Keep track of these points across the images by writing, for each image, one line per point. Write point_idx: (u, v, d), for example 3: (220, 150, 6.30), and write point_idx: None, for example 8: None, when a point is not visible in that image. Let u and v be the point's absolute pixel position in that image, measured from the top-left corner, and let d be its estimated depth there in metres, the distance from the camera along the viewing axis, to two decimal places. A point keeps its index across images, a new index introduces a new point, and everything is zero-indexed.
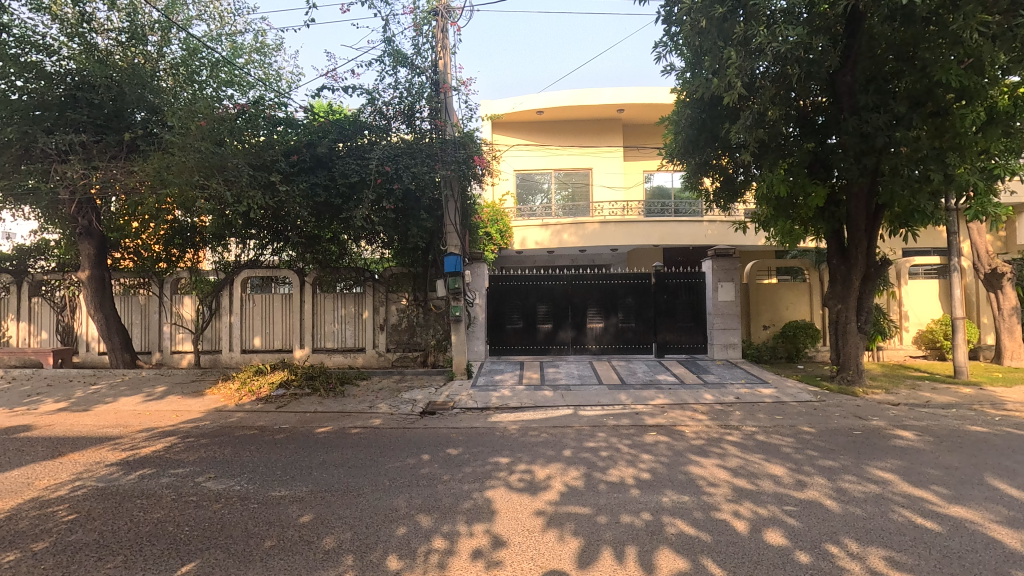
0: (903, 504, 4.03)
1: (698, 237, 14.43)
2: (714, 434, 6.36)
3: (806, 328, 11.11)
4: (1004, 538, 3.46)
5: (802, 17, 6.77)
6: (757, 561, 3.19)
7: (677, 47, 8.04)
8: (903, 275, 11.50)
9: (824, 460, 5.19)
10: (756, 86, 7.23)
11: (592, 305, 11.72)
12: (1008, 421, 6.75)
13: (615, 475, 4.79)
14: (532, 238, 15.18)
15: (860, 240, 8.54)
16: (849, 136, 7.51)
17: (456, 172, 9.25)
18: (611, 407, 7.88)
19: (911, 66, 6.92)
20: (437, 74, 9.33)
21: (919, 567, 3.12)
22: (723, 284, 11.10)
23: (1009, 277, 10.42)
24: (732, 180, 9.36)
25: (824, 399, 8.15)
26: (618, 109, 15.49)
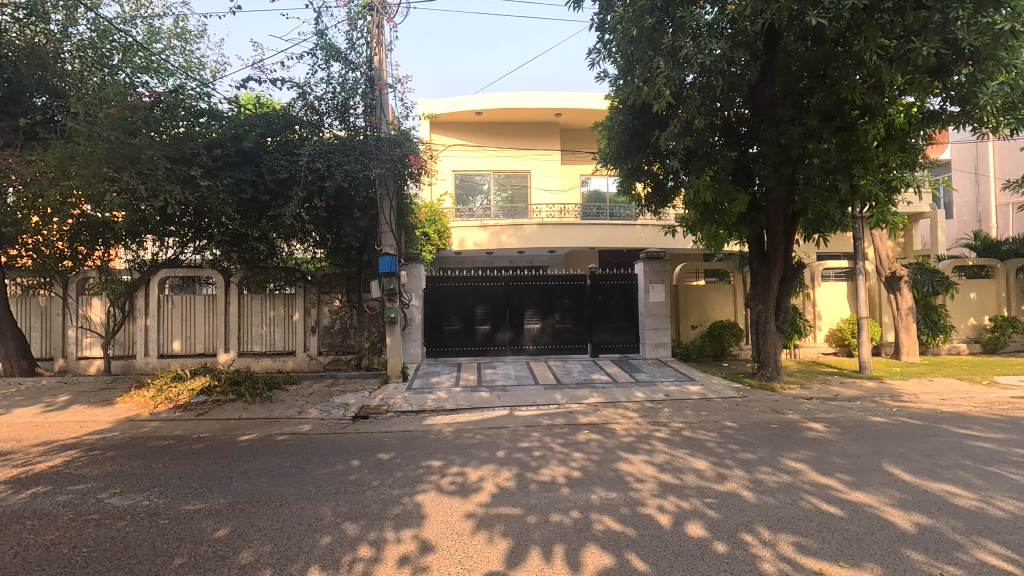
0: (811, 492, 4.32)
1: (632, 240, 14.89)
2: (644, 430, 6.57)
3: (731, 328, 11.69)
4: (897, 519, 3.77)
5: (727, 32, 7.14)
6: (678, 554, 3.31)
7: (610, 54, 8.26)
8: (817, 278, 12.32)
9: (743, 454, 5.47)
10: (684, 95, 7.58)
11: (530, 306, 11.82)
12: (904, 412, 7.38)
13: (547, 475, 4.85)
14: (470, 238, 15.11)
15: (779, 244, 9.11)
16: (768, 146, 8.03)
17: (391, 170, 9.07)
18: (546, 407, 7.96)
19: (822, 83, 7.45)
20: (372, 70, 9.14)
21: (823, 550, 3.33)
22: (655, 285, 11.49)
23: (906, 280, 11.39)
24: (663, 185, 9.68)
25: (745, 395, 8.61)
26: (556, 113, 15.75)
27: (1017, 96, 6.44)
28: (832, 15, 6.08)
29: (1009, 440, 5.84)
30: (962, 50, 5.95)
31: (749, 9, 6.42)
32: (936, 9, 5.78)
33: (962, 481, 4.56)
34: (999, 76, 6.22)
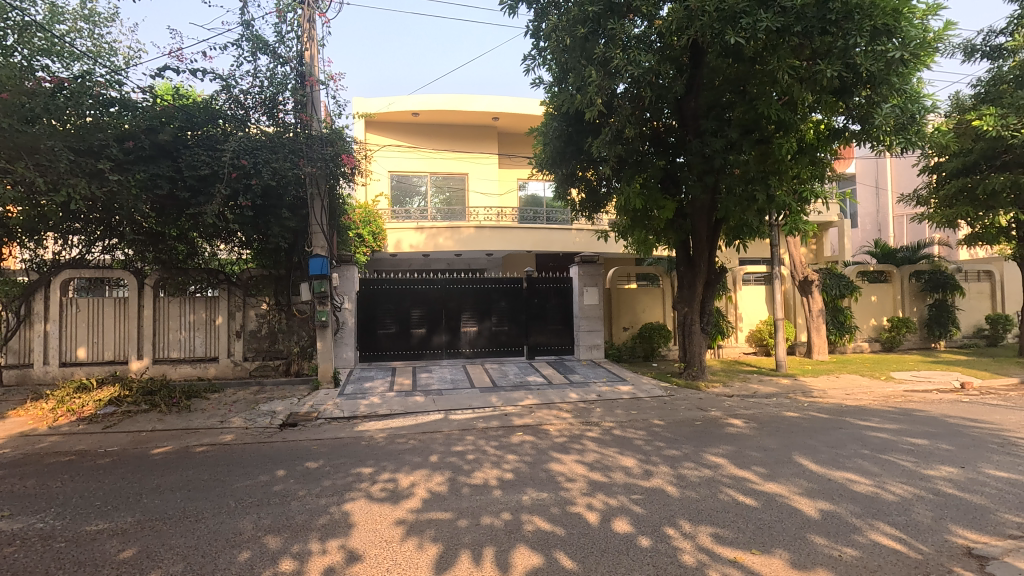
0: (730, 485, 4.56)
1: (567, 244, 15.21)
2: (576, 431, 6.71)
3: (660, 329, 12.16)
4: (804, 507, 4.06)
5: (656, 46, 7.42)
6: (604, 550, 3.40)
7: (545, 61, 8.40)
8: (738, 282, 13.04)
9: (669, 450, 5.70)
10: (615, 105, 7.85)
11: (467, 309, 11.79)
12: (814, 407, 7.96)
13: (479, 478, 4.85)
14: (407, 241, 14.91)
15: (704, 249, 9.56)
16: (694, 156, 8.46)
17: (323, 169, 8.81)
18: (481, 410, 7.96)
19: (742, 98, 7.90)
20: (303, 66, 8.88)
21: (738, 540, 3.53)
22: (588, 288, 11.79)
23: (817, 284, 12.25)
24: (596, 191, 9.90)
25: (673, 394, 8.98)
26: (493, 117, 15.82)
27: (906, 117, 6.91)
28: (749, 35, 6.44)
29: (902, 430, 6.42)
30: (861, 73, 6.50)
31: (675, 24, 6.73)
32: (838, 35, 6.31)
33: (861, 468, 4.97)
34: (892, 100, 6.84)
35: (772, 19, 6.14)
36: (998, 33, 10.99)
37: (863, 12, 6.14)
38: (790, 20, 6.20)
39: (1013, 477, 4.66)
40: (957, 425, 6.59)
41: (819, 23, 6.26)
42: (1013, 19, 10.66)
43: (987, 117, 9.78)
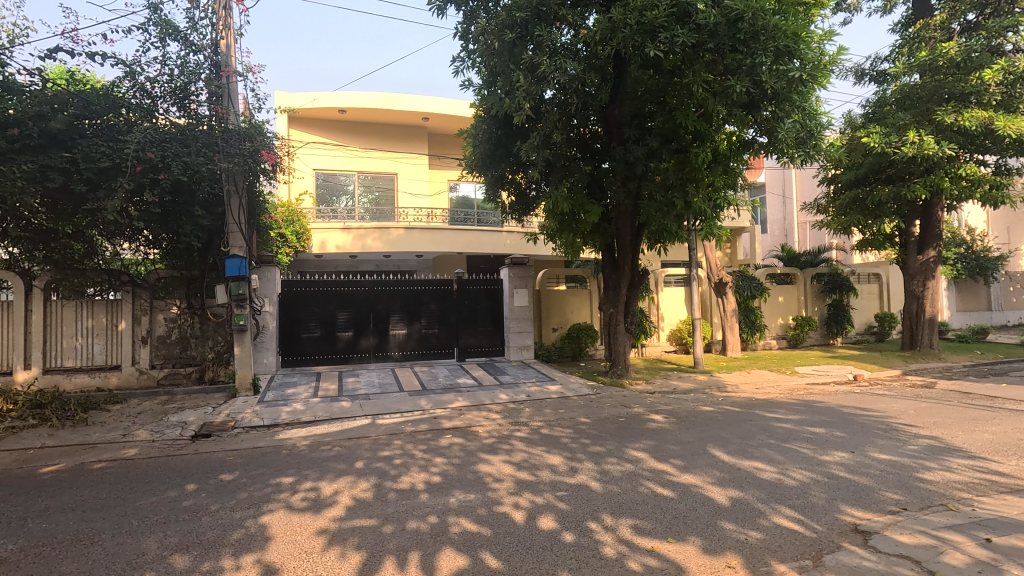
0: (649, 478, 4.78)
1: (498, 246, 15.31)
2: (505, 431, 6.77)
3: (587, 330, 12.52)
4: (716, 496, 4.31)
5: (582, 54, 7.69)
6: (529, 547, 3.46)
7: (474, 64, 8.43)
8: (660, 284, 13.65)
9: (594, 447, 5.88)
10: (543, 110, 8.02)
11: (395, 311, 11.58)
12: (727, 401, 8.49)
13: (406, 482, 4.78)
14: (332, 241, 14.45)
15: (627, 252, 9.91)
16: (617, 162, 8.76)
17: (241, 165, 8.34)
18: (410, 414, 7.85)
19: (662, 108, 8.28)
20: (218, 55, 8.42)
21: (655, 530, 3.70)
22: (518, 290, 11.91)
23: (730, 286, 13.03)
24: (525, 195, 9.93)
25: (599, 392, 9.27)
26: (423, 117, 15.65)
27: (806, 133, 7.67)
28: (667, 48, 6.80)
29: (802, 419, 6.98)
30: (766, 90, 6.98)
31: (599, 34, 7.01)
32: (746, 53, 6.74)
33: (767, 457, 5.35)
34: (793, 115, 7.45)
35: (688, 35, 6.53)
36: (883, 60, 12.22)
37: (767, 34, 6.62)
38: (703, 37, 6.62)
39: (894, 459, 5.20)
40: (849, 414, 7.25)
41: (730, 41, 6.70)
42: (895, 48, 11.90)
43: (874, 134, 10.79)
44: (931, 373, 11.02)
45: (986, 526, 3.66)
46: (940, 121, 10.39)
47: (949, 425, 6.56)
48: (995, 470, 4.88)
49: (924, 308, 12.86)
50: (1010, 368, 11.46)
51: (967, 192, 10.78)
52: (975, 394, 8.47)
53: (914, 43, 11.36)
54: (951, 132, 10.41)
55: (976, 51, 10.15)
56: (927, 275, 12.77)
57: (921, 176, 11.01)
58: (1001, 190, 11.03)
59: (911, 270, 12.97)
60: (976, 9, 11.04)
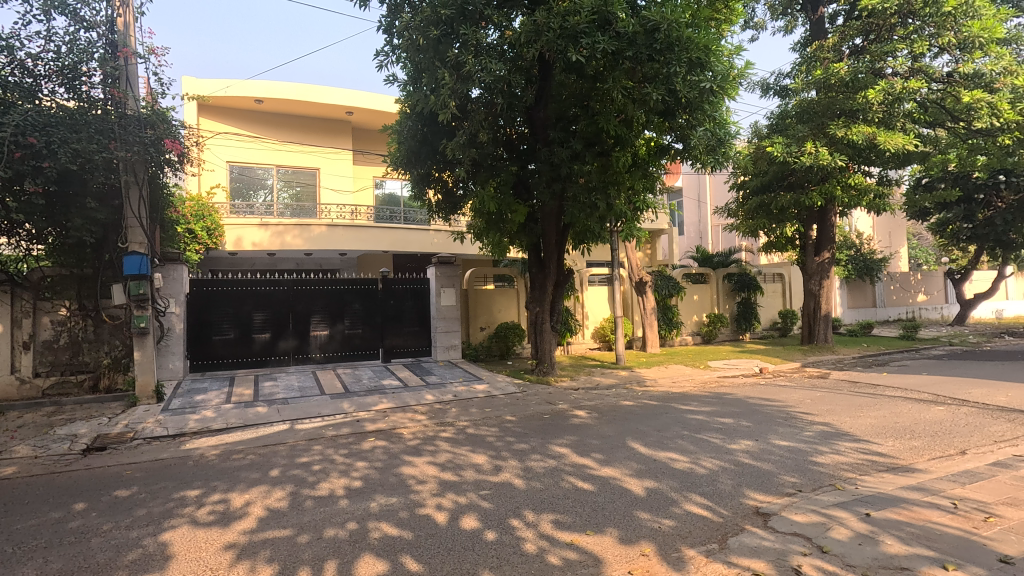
0: (571, 472, 4.89)
1: (425, 245, 15.12)
2: (430, 432, 6.70)
3: (514, 328, 12.65)
4: (632, 487, 4.49)
5: (507, 55, 7.74)
6: (451, 548, 3.44)
7: (399, 59, 8.26)
8: (584, 283, 14.02)
9: (518, 444, 5.94)
10: (469, 109, 7.99)
11: (317, 311, 11.14)
12: (646, 395, 8.87)
13: (325, 489, 4.62)
14: (248, 238, 13.71)
15: (553, 252, 10.07)
16: (543, 164, 8.86)
17: (141, 155, 7.71)
18: (331, 418, 7.57)
19: (586, 112, 8.50)
20: (114, 34, 7.75)
21: (575, 523, 3.80)
22: (446, 289, 11.82)
23: (649, 285, 13.59)
24: (452, 193, 9.84)
25: (525, 389, 9.40)
26: (347, 111, 15.16)
27: (717, 142, 8.14)
28: (589, 52, 6.94)
29: (714, 411, 7.42)
30: (680, 99, 7.31)
31: (524, 36, 7.08)
32: (662, 63, 7.05)
33: (681, 447, 5.64)
34: (706, 124, 7.86)
35: (608, 42, 6.78)
36: (785, 76, 13.22)
37: (681, 45, 6.94)
38: (623, 45, 6.87)
39: (791, 445, 5.64)
40: (755, 405, 7.79)
41: (647, 50, 6.96)
42: (795, 66, 12.92)
43: (778, 144, 11.65)
44: (826, 365, 12.05)
45: (867, 502, 4.05)
46: (833, 134, 11.38)
47: (839, 411, 7.21)
48: (876, 451, 5.41)
49: (820, 306, 14.05)
50: (890, 359, 12.75)
51: (856, 200, 11.87)
52: (861, 383, 9.36)
53: (811, 62, 12.39)
54: (842, 144, 11.43)
55: (862, 73, 11.17)
56: (822, 275, 13.90)
57: (818, 184, 11.99)
58: (883, 199, 12.24)
59: (810, 270, 14.11)
60: (862, 34, 12.12)
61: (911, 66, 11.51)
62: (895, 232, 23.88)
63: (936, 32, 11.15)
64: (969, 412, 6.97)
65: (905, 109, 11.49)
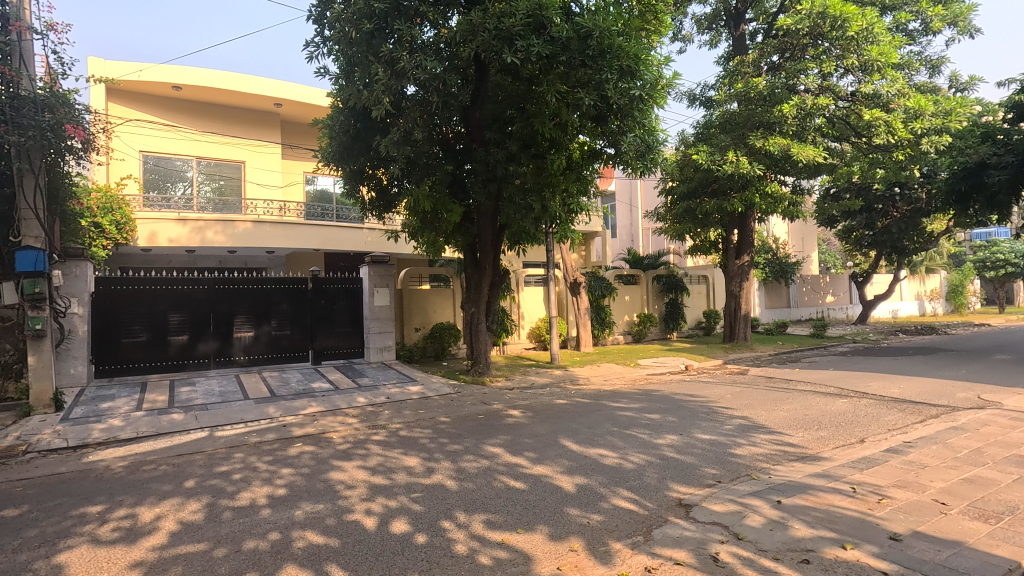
0: (503, 472, 4.92)
1: (358, 244, 14.72)
2: (361, 436, 6.52)
3: (450, 329, 12.55)
4: (563, 484, 4.56)
5: (443, 54, 7.70)
6: (379, 554, 3.36)
7: (330, 51, 8.01)
8: (520, 284, 14.14)
9: (451, 445, 5.90)
10: (403, 106, 7.87)
11: (241, 312, 10.58)
12: (579, 393, 9.07)
13: (245, 498, 4.39)
14: (163, 233, 12.77)
15: (488, 253, 10.08)
16: (478, 164, 8.82)
17: (36, 140, 6.99)
18: (254, 424, 7.20)
19: (521, 114, 8.58)
20: (6, 6, 7.05)
21: (506, 522, 3.81)
22: (379, 289, 11.54)
23: (583, 286, 13.88)
24: (386, 191, 9.59)
25: (460, 390, 9.36)
26: (276, 103, 14.51)
27: (647, 148, 8.45)
28: (524, 55, 7.02)
29: (642, 407, 7.69)
30: (611, 105, 7.52)
31: (459, 35, 7.07)
32: (594, 70, 7.25)
33: (611, 444, 5.80)
34: (636, 130, 8.15)
35: (543, 46, 6.88)
36: (710, 88, 13.91)
37: (612, 53, 7.18)
38: (557, 49, 7.00)
39: (713, 438, 5.94)
40: (680, 400, 8.15)
41: (580, 56, 7.14)
42: (719, 79, 13.63)
43: (702, 153, 12.27)
44: (745, 361, 12.80)
45: (778, 490, 4.33)
46: (752, 145, 12.11)
47: (755, 405, 7.68)
48: (787, 441, 5.80)
49: (741, 306, 14.92)
50: (802, 356, 13.73)
51: (772, 208, 12.68)
52: (776, 379, 10.00)
53: (734, 75, 13.11)
54: (760, 154, 12.16)
55: (778, 88, 11.94)
56: (742, 278, 14.76)
57: (739, 191, 12.70)
58: (797, 207, 13.14)
59: (731, 273, 14.92)
60: (779, 52, 12.97)
61: (820, 84, 12.42)
62: (807, 237, 25.77)
63: (841, 54, 12.09)
64: (868, 403, 7.61)
65: (815, 123, 12.40)
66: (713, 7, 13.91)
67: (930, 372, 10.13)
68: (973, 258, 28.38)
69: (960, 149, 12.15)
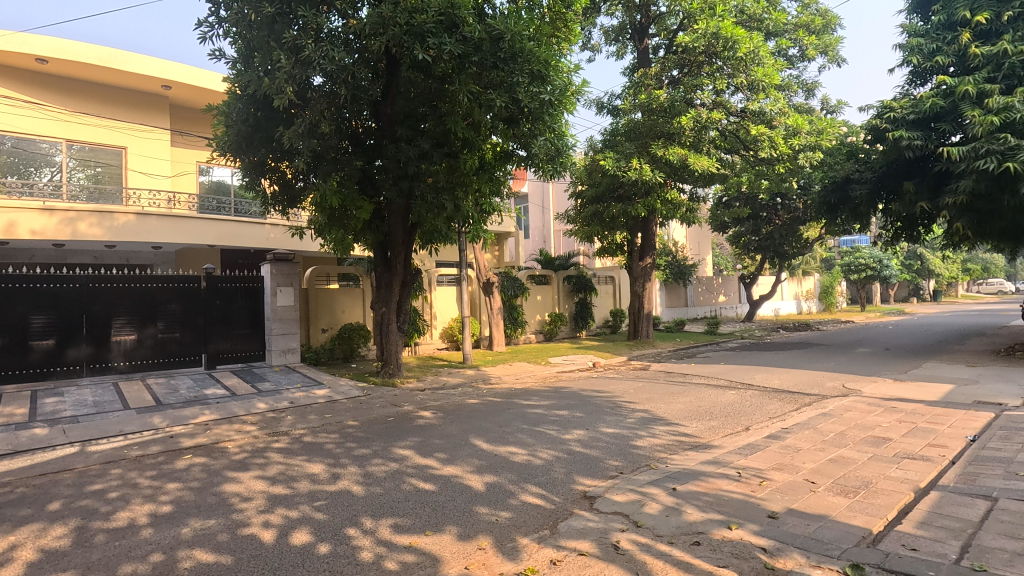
0: (412, 474, 4.84)
1: (259, 240, 13.86)
2: (260, 444, 6.14)
3: (359, 330, 12.15)
4: (472, 483, 4.58)
5: (352, 46, 7.47)
6: (277, 568, 3.18)
7: (226, 33, 7.47)
8: (433, 283, 13.98)
9: (359, 450, 5.72)
10: (309, 96, 7.52)
11: (120, 314, 9.60)
12: (491, 392, 9.13)
13: (123, 518, 3.98)
14: (24, 223, 11.23)
15: (400, 252, 9.87)
16: (389, 161, 8.62)
17: None
18: (136, 436, 6.56)
19: (434, 112, 8.55)
20: None
21: (414, 525, 3.76)
22: (282, 289, 10.92)
23: (496, 285, 13.96)
24: (291, 185, 9.09)
25: (369, 392, 9.08)
26: (164, 85, 13.31)
27: (556, 152, 8.68)
28: (436, 53, 6.98)
29: (552, 404, 7.89)
30: (523, 109, 7.61)
31: (368, 27, 6.87)
32: (506, 72, 7.35)
33: (520, 441, 5.89)
34: (546, 134, 8.34)
35: (454, 45, 6.88)
36: (616, 97, 14.55)
37: (523, 57, 7.32)
38: (469, 49, 7.03)
39: (616, 432, 6.22)
40: (587, 396, 8.46)
41: (492, 58, 7.22)
42: (625, 89, 14.28)
43: (609, 159, 12.80)
44: (647, 358, 13.54)
45: (674, 478, 4.62)
46: (654, 153, 12.83)
47: (656, 399, 8.14)
48: (683, 432, 6.21)
49: (644, 305, 15.75)
50: (697, 351, 14.74)
51: (672, 213, 13.50)
52: (674, 373, 10.66)
53: (638, 86, 13.80)
54: (661, 163, 12.91)
55: (677, 101, 12.69)
56: (645, 279, 15.57)
57: (643, 197, 13.39)
58: (693, 213, 14.09)
59: (635, 274, 15.67)
60: (678, 67, 13.81)
61: (714, 100, 13.36)
62: (703, 241, 27.78)
63: (732, 73, 13.11)
64: (753, 394, 8.32)
65: (709, 136, 13.33)
66: (620, 20, 14.55)
67: (804, 365, 11.26)
68: (841, 262, 31.87)
69: (830, 165, 13.60)
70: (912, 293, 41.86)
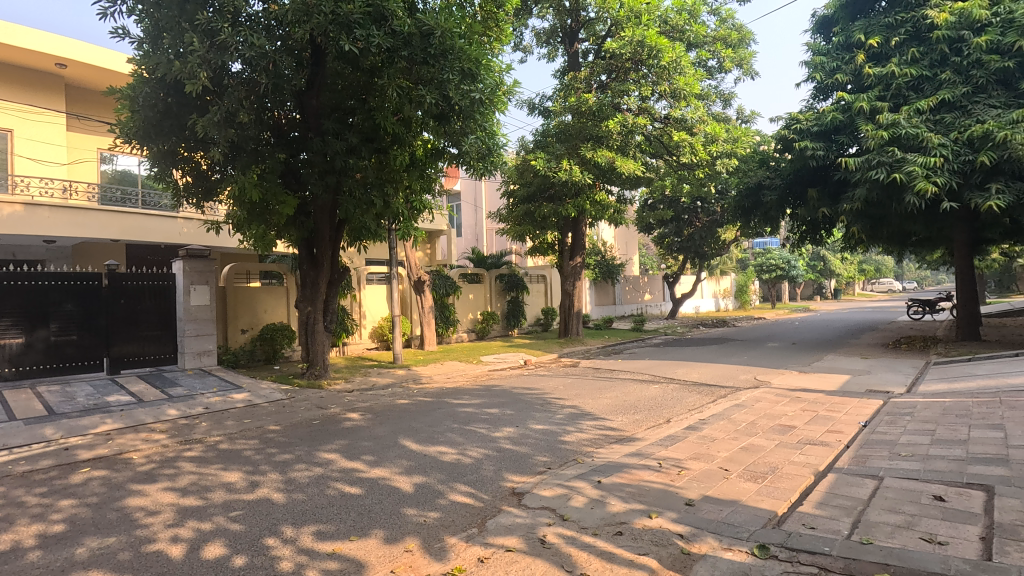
0: (337, 478, 4.70)
1: (170, 235, 12.96)
2: (170, 453, 5.73)
3: (283, 330, 11.62)
4: (400, 485, 4.50)
5: (274, 33, 7.16)
6: None
7: (130, 11, 6.91)
8: (362, 281, 13.60)
9: (280, 455, 5.47)
10: (225, 83, 7.11)
11: (4, 315, 8.65)
12: (421, 392, 9.01)
13: (5, 541, 3.59)
14: None
15: (326, 249, 9.53)
16: (314, 155, 8.32)
17: None
18: (23, 450, 5.93)
19: (363, 106, 8.37)
20: None
21: (338, 531, 3.65)
22: (197, 287, 10.24)
23: (427, 284, 13.79)
24: (206, 176, 8.57)
25: (293, 395, 8.71)
26: (58, 63, 12.13)
27: (488, 151, 8.69)
28: (364, 44, 6.84)
29: (482, 403, 7.91)
30: (453, 106, 7.57)
31: (290, 14, 6.58)
32: (436, 69, 7.29)
33: (450, 440, 5.86)
34: (477, 132, 8.33)
35: (383, 38, 6.76)
36: (547, 99, 14.78)
37: (454, 54, 7.28)
38: (398, 43, 6.91)
39: (545, 428, 6.33)
40: (518, 394, 8.54)
41: (422, 53, 7.13)
42: (556, 91, 14.53)
43: (540, 159, 12.98)
44: (577, 355, 13.86)
45: (599, 471, 4.76)
46: (584, 155, 13.15)
47: (584, 395, 8.34)
48: (609, 426, 6.40)
49: (574, 303, 16.11)
50: (624, 348, 15.27)
51: (601, 214, 13.89)
52: (602, 369, 10.98)
53: (568, 89, 14.09)
54: (589, 164, 13.26)
55: (606, 106, 13.07)
56: (575, 278, 15.92)
57: (573, 198, 13.69)
58: (621, 214, 14.58)
59: (566, 273, 15.98)
60: (606, 72, 14.23)
61: (640, 106, 13.83)
62: (630, 242, 28.77)
63: (656, 81, 13.64)
64: (675, 388, 8.71)
65: (636, 140, 13.81)
66: (551, 23, 14.80)
67: (722, 359, 11.94)
68: (754, 263, 34.01)
69: (745, 172, 14.48)
70: (816, 291, 45.37)
